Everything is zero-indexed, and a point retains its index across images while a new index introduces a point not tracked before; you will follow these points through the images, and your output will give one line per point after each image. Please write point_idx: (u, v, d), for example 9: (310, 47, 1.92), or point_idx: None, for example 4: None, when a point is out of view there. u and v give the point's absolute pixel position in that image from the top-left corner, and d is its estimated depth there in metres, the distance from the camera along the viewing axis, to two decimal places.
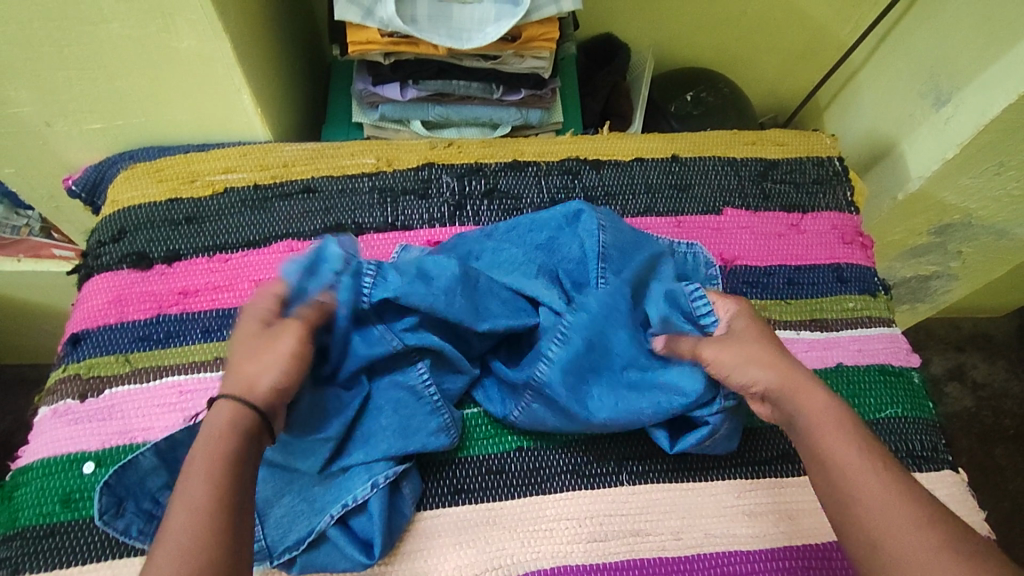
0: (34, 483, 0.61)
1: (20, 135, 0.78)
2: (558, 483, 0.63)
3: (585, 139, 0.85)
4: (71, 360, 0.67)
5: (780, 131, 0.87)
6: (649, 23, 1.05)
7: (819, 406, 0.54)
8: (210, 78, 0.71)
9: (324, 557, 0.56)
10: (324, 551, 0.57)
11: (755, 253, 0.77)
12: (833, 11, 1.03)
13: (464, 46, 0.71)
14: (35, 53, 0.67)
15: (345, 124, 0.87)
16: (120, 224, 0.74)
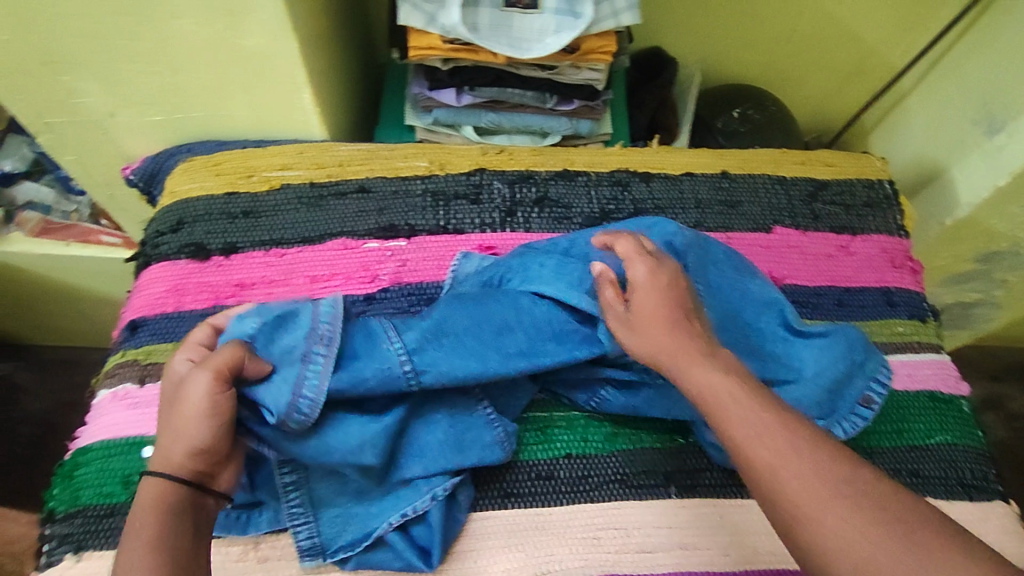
0: (95, 464, 0.63)
1: (83, 124, 0.80)
2: (605, 492, 0.64)
3: (635, 152, 0.85)
4: (129, 347, 0.69)
5: (830, 152, 0.87)
6: (699, 38, 1.05)
7: (705, 379, 0.51)
8: (273, 77, 0.72)
9: (380, 557, 0.59)
10: (380, 551, 0.59)
11: (805, 273, 0.78)
12: (885, 33, 1.03)
13: (524, 55, 0.71)
14: (106, 45, 0.68)
15: (397, 126, 0.88)
16: (179, 215, 0.75)
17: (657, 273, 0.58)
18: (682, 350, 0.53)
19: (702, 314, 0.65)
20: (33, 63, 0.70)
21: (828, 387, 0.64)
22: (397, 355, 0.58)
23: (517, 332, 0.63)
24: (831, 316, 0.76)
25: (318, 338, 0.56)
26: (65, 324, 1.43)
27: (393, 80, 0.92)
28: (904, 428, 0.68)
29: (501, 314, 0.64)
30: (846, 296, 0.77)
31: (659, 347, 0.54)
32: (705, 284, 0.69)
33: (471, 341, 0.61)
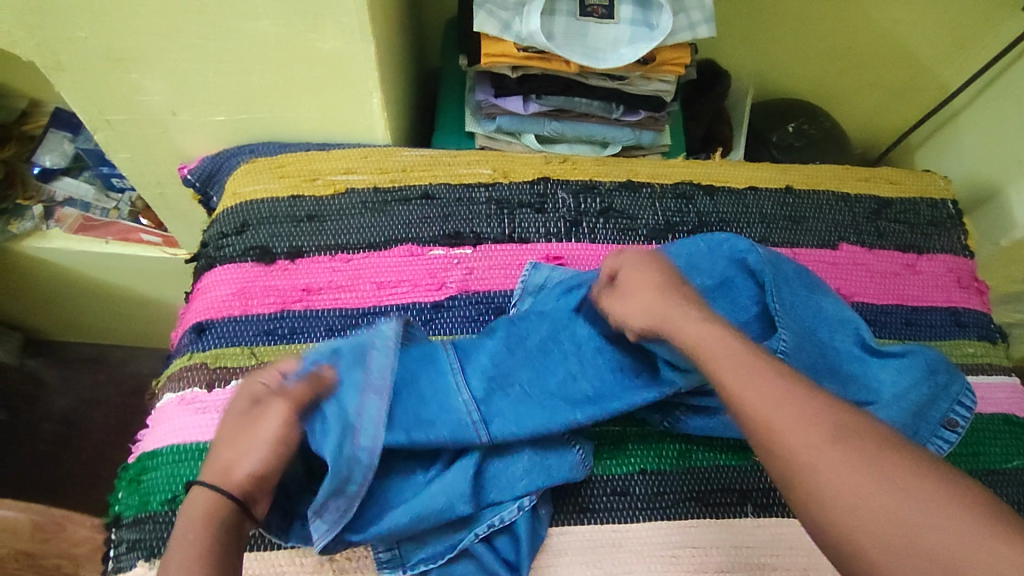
0: (164, 469, 0.62)
1: (144, 122, 0.79)
2: (681, 510, 0.63)
3: (698, 164, 0.84)
4: (196, 350, 0.68)
5: (893, 169, 0.86)
6: (752, 51, 1.05)
7: (697, 330, 0.53)
8: (346, 80, 0.71)
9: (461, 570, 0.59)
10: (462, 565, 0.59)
11: (872, 291, 0.77)
12: (939, 51, 1.02)
13: (599, 66, 0.70)
14: (181, 44, 0.67)
15: (456, 132, 0.87)
16: (243, 217, 0.74)
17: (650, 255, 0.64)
18: (665, 308, 0.56)
19: (785, 333, 0.63)
20: (103, 61, 0.70)
21: (911, 408, 0.63)
22: (466, 408, 0.59)
23: (582, 371, 0.63)
24: (900, 335, 0.75)
25: (371, 388, 0.57)
26: (91, 323, 1.41)
27: (450, 85, 0.91)
28: (979, 451, 0.68)
29: (558, 352, 0.64)
30: (914, 315, 0.76)
31: (654, 312, 0.57)
32: (780, 301, 0.66)
33: (526, 377, 0.62)
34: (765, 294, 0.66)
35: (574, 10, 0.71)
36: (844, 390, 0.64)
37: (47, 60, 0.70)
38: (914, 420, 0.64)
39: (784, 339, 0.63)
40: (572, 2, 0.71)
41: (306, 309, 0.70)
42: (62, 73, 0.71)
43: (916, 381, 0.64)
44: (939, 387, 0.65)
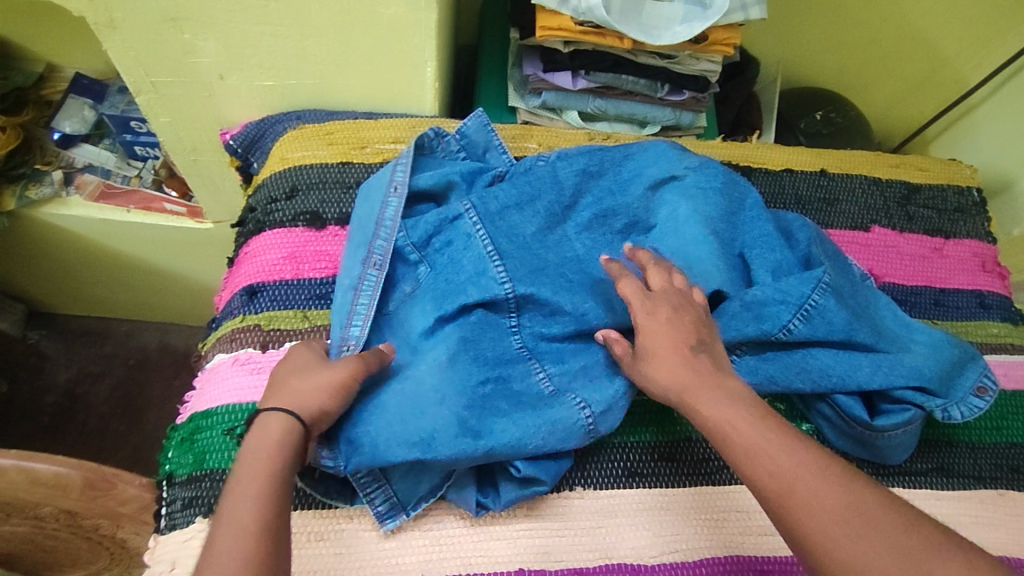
0: (220, 429, 0.62)
1: (191, 85, 0.78)
2: (726, 476, 0.65)
3: (736, 146, 0.86)
4: (248, 312, 0.68)
5: (920, 157, 0.89)
6: (779, 40, 1.07)
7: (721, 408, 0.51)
8: (403, 49, 0.72)
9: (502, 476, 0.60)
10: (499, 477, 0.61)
11: (902, 272, 0.80)
12: (960, 45, 1.04)
13: (655, 41, 0.71)
14: (242, 6, 0.67)
15: (497, 107, 0.88)
16: (293, 182, 0.74)
17: (671, 309, 0.57)
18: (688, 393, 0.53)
19: (827, 272, 0.63)
20: (159, 20, 0.69)
21: (943, 361, 0.63)
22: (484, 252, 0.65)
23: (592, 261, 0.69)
24: (929, 315, 0.78)
25: (371, 260, 0.65)
26: (98, 296, 1.39)
27: (489, 60, 0.91)
28: (1005, 425, 0.70)
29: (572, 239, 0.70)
30: (942, 296, 0.79)
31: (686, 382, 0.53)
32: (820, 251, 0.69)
33: (544, 255, 0.67)
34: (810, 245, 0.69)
35: None
36: (877, 338, 0.63)
37: (101, 17, 0.69)
38: (944, 377, 0.62)
39: (827, 279, 0.63)
40: None
41: None
42: (116, 30, 0.71)
43: (944, 349, 0.64)
44: (966, 355, 0.64)
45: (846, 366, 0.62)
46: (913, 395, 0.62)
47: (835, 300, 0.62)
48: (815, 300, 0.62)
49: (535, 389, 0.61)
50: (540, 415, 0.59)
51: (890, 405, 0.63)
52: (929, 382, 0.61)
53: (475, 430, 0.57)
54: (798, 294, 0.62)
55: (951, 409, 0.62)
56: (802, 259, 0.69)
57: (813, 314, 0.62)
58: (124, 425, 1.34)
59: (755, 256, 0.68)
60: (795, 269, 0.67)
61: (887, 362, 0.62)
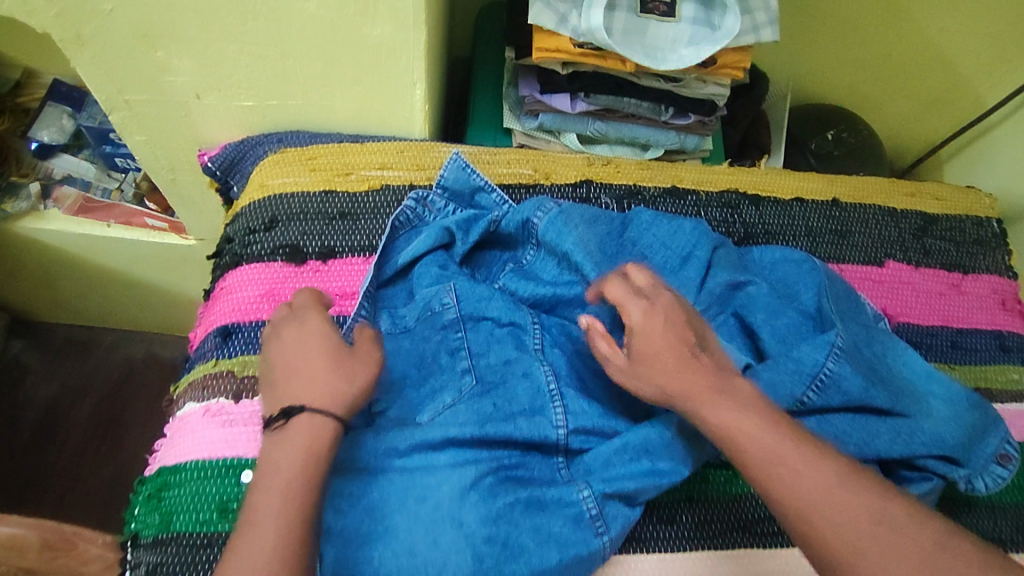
0: (189, 486, 0.58)
1: (165, 104, 0.73)
2: (728, 539, 0.61)
3: (743, 171, 0.81)
4: (221, 356, 0.64)
5: (938, 185, 0.85)
6: (790, 55, 1.02)
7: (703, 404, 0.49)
8: (391, 71, 0.68)
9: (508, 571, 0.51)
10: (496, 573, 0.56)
11: (918, 311, 0.76)
12: (980, 63, 0.98)
13: (659, 66, 0.66)
14: (216, 25, 0.62)
15: (491, 128, 0.83)
16: (272, 211, 0.70)
17: (655, 310, 0.54)
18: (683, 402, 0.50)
19: (841, 334, 0.60)
20: (129, 37, 0.64)
21: (965, 427, 0.59)
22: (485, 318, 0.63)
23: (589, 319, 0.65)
24: (946, 359, 0.74)
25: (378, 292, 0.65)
26: (80, 308, 1.35)
27: (484, 77, 0.86)
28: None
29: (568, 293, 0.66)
30: (959, 337, 0.75)
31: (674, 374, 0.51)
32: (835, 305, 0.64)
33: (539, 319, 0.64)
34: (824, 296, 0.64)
35: (635, 5, 0.67)
36: (895, 402, 0.59)
37: (66, 34, 0.64)
38: (966, 444, 0.58)
39: (841, 344, 0.59)
40: None
41: (338, 315, 0.66)
42: (82, 47, 0.65)
43: (962, 408, 0.60)
44: (987, 419, 0.60)
45: (863, 433, 0.58)
46: (936, 464, 0.58)
47: (852, 365, 0.59)
48: (832, 367, 0.58)
49: (578, 496, 0.54)
50: (575, 526, 0.54)
51: (908, 471, 0.59)
52: (954, 452, 0.58)
53: (509, 551, 0.51)
54: (813, 362, 0.58)
55: (975, 480, 0.59)
56: (813, 314, 0.64)
57: (827, 385, 0.58)
58: (107, 444, 1.28)
59: (760, 324, 0.62)
60: (804, 333, 0.62)
61: (906, 429, 0.59)
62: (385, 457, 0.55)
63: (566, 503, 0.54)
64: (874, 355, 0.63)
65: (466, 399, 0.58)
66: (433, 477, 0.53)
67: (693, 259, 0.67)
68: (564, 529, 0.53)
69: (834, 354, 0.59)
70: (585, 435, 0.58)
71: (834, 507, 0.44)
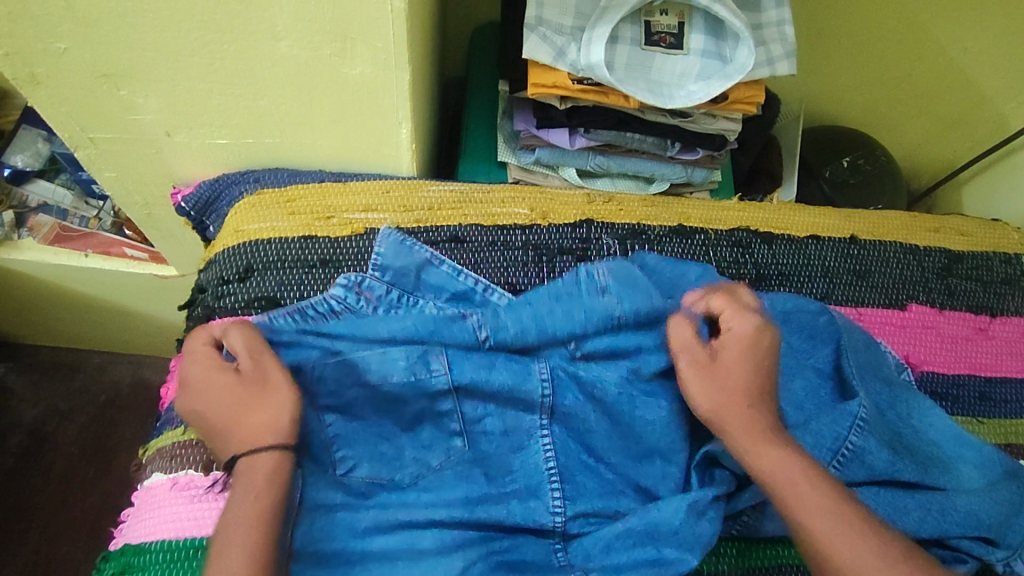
0: (153, 571, 0.53)
1: (134, 143, 0.68)
2: None
3: (755, 207, 0.76)
4: (191, 422, 0.59)
5: (961, 219, 0.79)
6: (802, 74, 0.96)
7: (777, 457, 0.49)
8: (374, 109, 0.63)
9: None
10: None
11: (943, 358, 0.70)
12: (1003, 83, 0.93)
13: (666, 104, 0.61)
14: (181, 64, 0.57)
15: (485, 161, 0.78)
16: (247, 260, 0.65)
17: (763, 333, 0.53)
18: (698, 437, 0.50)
19: (864, 403, 0.54)
20: (88, 76, 0.59)
21: (1002, 503, 0.53)
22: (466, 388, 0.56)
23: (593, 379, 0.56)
24: (974, 412, 0.68)
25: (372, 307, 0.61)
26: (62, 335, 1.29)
27: (478, 105, 0.81)
28: None
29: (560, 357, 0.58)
30: (988, 388, 0.70)
31: (724, 405, 0.51)
32: (856, 366, 0.58)
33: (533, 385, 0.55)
34: (842, 355, 0.59)
35: (639, 37, 0.62)
36: (924, 474, 0.54)
37: (19, 72, 0.59)
38: (1003, 521, 0.53)
39: (863, 414, 0.54)
40: (637, 27, 0.62)
41: None
42: (38, 86, 0.60)
43: (995, 478, 0.55)
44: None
45: (892, 509, 0.52)
46: (972, 545, 0.53)
47: (875, 437, 0.54)
48: (854, 441, 0.53)
49: None
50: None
51: (941, 551, 0.53)
52: (990, 532, 0.52)
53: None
54: (833, 435, 0.53)
55: (1014, 563, 0.53)
56: (831, 374, 0.59)
57: (850, 459, 0.53)
58: (94, 470, 1.19)
59: (771, 388, 0.57)
60: (823, 399, 0.57)
61: (938, 505, 0.52)
62: (363, 539, 0.49)
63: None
64: (900, 420, 0.57)
65: (457, 471, 0.54)
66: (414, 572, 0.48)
67: None
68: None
69: (855, 427, 0.53)
70: (585, 519, 0.54)
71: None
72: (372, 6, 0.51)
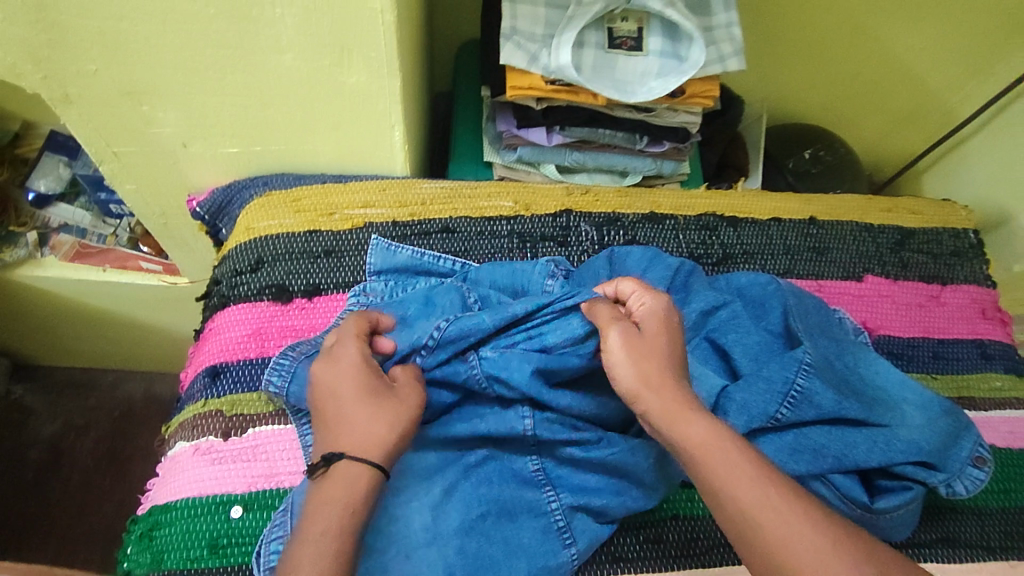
0: (178, 526, 0.58)
1: (154, 155, 0.76)
2: (715, 556, 0.62)
3: (720, 195, 0.83)
4: (210, 396, 0.65)
5: (914, 200, 0.86)
6: (764, 77, 1.05)
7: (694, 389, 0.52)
8: (369, 114, 0.70)
9: None
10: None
11: (898, 323, 0.77)
12: (950, 78, 1.01)
13: (629, 99, 0.69)
14: (198, 78, 0.65)
15: (473, 162, 0.86)
16: (258, 253, 0.72)
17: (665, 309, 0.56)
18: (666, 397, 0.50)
19: (808, 350, 0.61)
20: (115, 94, 0.67)
21: (939, 433, 0.59)
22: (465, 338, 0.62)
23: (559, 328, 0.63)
24: (927, 369, 0.74)
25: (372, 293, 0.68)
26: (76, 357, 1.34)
27: (464, 113, 0.89)
28: (1012, 493, 0.67)
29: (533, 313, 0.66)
30: (941, 348, 0.76)
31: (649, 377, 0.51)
32: (801, 323, 0.64)
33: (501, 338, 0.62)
34: (789, 316, 0.65)
35: (603, 42, 0.70)
36: (869, 412, 0.60)
37: (55, 93, 0.66)
38: (941, 449, 0.59)
39: (809, 360, 0.60)
40: (601, 33, 0.70)
41: None
42: (70, 105, 0.68)
43: (935, 414, 0.61)
44: (959, 425, 0.61)
45: (842, 445, 0.59)
46: (914, 471, 0.59)
47: (822, 380, 0.60)
48: (802, 386, 0.59)
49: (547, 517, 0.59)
50: (544, 537, 0.58)
51: (888, 481, 0.59)
52: (930, 457, 0.58)
53: (481, 562, 0.55)
54: (783, 380, 0.60)
55: (955, 484, 0.59)
56: (780, 333, 0.65)
57: (800, 401, 0.59)
58: (111, 479, 1.24)
59: (732, 344, 0.63)
60: (775, 353, 0.63)
61: (882, 438, 0.59)
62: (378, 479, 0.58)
63: (536, 514, 0.59)
64: (846, 367, 0.63)
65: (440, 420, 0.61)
66: (406, 498, 0.56)
67: (656, 289, 0.68)
68: (534, 541, 0.57)
69: (800, 372, 0.60)
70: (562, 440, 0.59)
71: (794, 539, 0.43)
72: (365, 21, 0.59)
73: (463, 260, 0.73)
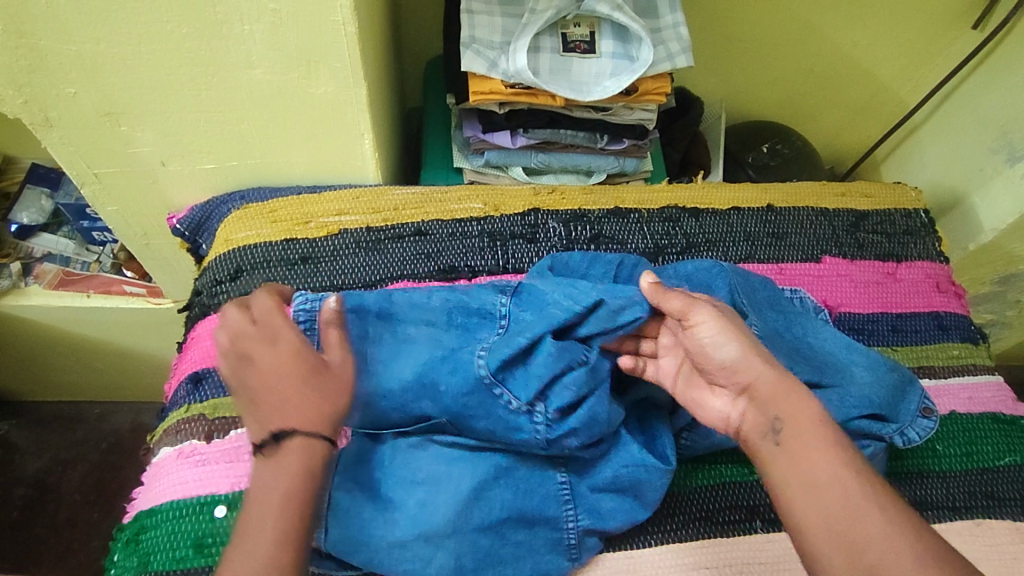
0: (163, 528, 0.59)
1: (133, 174, 0.78)
2: (690, 531, 0.63)
3: (681, 188, 0.86)
4: (193, 401, 0.66)
5: (866, 184, 0.90)
6: (722, 78, 1.09)
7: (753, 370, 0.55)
8: (340, 123, 0.74)
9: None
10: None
11: (857, 300, 0.80)
12: (896, 69, 1.06)
13: (584, 97, 0.73)
14: (173, 97, 0.68)
15: (443, 168, 0.89)
16: (236, 263, 0.74)
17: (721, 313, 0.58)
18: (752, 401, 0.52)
19: (754, 323, 0.64)
20: (94, 115, 0.70)
21: (888, 387, 0.63)
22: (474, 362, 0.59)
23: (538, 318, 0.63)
24: (888, 342, 0.77)
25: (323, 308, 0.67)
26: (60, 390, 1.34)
27: (435, 124, 0.92)
28: (974, 451, 0.70)
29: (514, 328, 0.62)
30: (899, 322, 0.79)
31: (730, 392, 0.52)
32: (747, 298, 0.67)
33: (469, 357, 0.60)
34: (737, 293, 0.67)
35: (558, 46, 0.74)
36: (820, 375, 0.63)
37: (36, 117, 0.69)
38: (891, 401, 0.63)
39: (756, 331, 0.64)
40: (555, 38, 0.74)
41: None
42: (50, 128, 0.71)
43: (882, 371, 0.64)
44: (904, 379, 0.65)
45: None
46: (869, 424, 0.61)
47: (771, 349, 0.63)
48: None
49: (563, 526, 0.60)
50: (551, 549, 0.59)
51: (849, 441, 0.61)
52: (882, 409, 0.62)
53: (491, 559, 0.57)
54: None
55: (907, 432, 0.63)
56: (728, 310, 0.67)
57: None
58: (98, 513, 1.22)
59: None
60: None
61: (835, 397, 0.62)
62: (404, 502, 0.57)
63: (551, 527, 0.60)
64: (795, 336, 0.67)
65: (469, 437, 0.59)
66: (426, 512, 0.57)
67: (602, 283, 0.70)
68: (542, 550, 0.59)
69: None
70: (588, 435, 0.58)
71: (855, 493, 0.46)
72: (330, 33, 0.63)
73: (437, 264, 0.76)
